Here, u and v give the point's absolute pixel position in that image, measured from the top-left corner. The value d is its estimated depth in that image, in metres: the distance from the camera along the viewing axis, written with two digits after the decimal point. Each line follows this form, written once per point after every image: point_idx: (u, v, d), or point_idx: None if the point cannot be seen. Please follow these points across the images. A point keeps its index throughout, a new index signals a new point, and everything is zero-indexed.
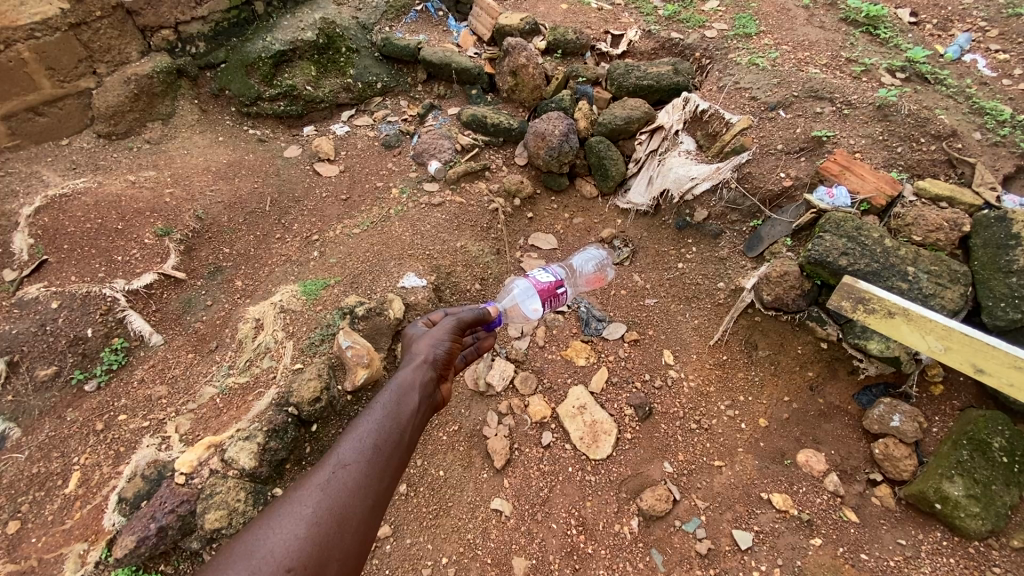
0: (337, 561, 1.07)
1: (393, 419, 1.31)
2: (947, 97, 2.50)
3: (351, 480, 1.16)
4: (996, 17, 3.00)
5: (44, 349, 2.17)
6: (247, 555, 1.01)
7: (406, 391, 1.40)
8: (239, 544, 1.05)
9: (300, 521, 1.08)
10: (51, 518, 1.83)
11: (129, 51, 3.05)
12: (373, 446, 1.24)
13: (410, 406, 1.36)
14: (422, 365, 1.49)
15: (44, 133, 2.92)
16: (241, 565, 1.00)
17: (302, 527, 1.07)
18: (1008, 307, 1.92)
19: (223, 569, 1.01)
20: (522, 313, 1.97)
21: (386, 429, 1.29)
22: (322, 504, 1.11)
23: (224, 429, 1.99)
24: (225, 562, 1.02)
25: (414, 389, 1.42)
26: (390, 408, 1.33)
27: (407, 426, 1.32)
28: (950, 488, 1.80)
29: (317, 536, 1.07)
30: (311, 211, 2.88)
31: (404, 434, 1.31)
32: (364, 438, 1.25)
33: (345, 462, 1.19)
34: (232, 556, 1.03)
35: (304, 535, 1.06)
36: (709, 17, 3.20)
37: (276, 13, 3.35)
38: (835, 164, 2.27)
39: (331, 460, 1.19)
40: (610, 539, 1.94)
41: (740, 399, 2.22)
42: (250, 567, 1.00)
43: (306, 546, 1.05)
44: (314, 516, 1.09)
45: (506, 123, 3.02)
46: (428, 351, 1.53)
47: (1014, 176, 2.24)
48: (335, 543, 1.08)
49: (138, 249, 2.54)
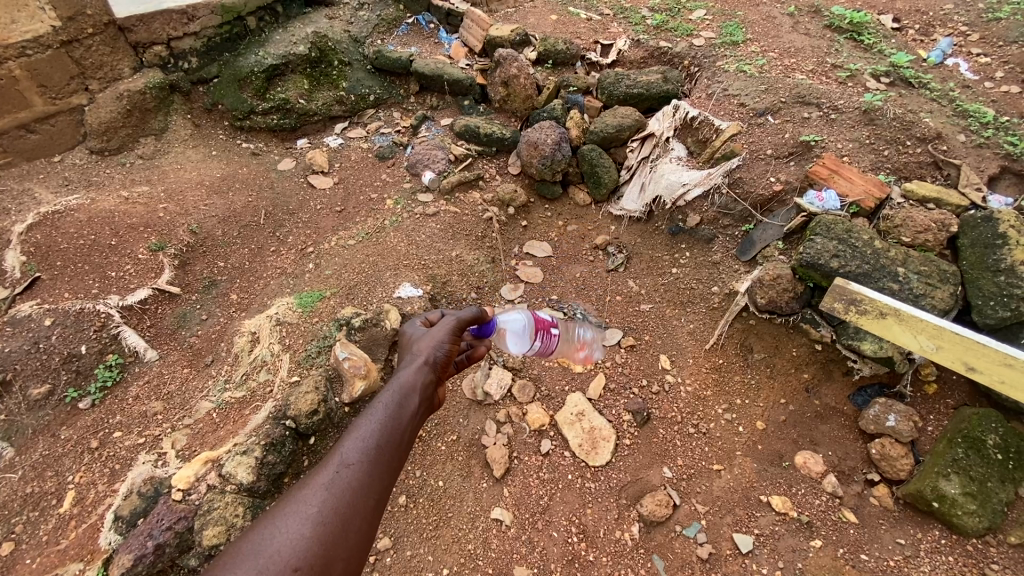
0: (342, 560, 1.06)
1: (395, 418, 1.30)
2: (930, 101, 2.55)
3: (355, 479, 1.15)
4: (977, 21, 3.06)
5: (37, 367, 2.14)
6: (254, 554, 1.01)
7: (407, 389, 1.40)
8: (245, 544, 1.04)
9: (306, 520, 1.07)
10: (45, 539, 1.80)
11: (121, 67, 3.04)
12: (377, 445, 1.23)
13: (412, 405, 1.36)
14: (423, 367, 1.51)
15: (36, 150, 2.90)
16: (248, 565, 0.99)
17: (308, 526, 1.06)
18: (997, 306, 1.95)
19: (230, 569, 1.00)
20: (510, 342, 2.09)
21: (389, 426, 1.28)
22: (327, 503, 1.10)
23: (221, 444, 1.99)
24: (232, 562, 1.01)
25: (416, 389, 1.41)
26: (393, 407, 1.32)
27: (410, 425, 1.32)
28: (946, 486, 1.82)
29: (324, 536, 1.06)
30: (306, 223, 2.89)
31: (407, 433, 1.30)
32: (367, 438, 1.23)
33: (349, 461, 1.17)
34: (239, 555, 1.02)
35: (310, 534, 1.05)
36: (697, 26, 3.25)
37: (269, 29, 3.39)
38: (823, 169, 2.32)
39: (335, 459, 1.17)
40: (611, 547, 1.93)
41: (737, 403, 2.24)
42: (257, 565, 1.00)
43: (312, 545, 1.04)
44: (320, 516, 1.08)
45: (499, 132, 3.05)
46: (429, 352, 1.55)
47: (999, 176, 2.27)
48: (340, 541, 1.07)
49: (132, 265, 2.53)
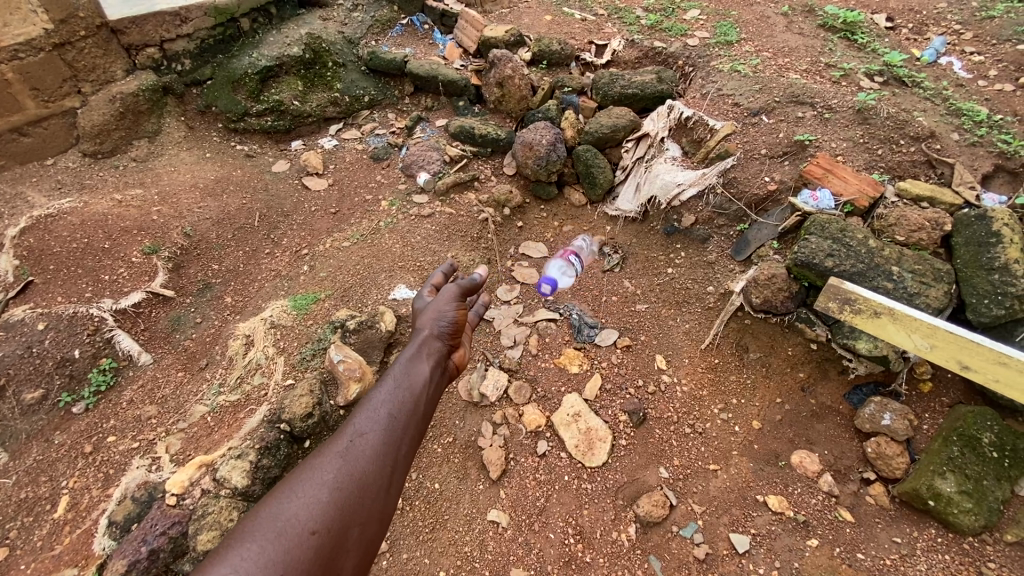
0: (358, 527, 1.05)
1: (406, 390, 1.31)
2: (924, 99, 2.55)
3: (369, 448, 1.15)
4: (970, 20, 3.07)
5: (30, 372, 2.12)
6: (271, 519, 0.98)
7: (416, 363, 1.41)
8: (261, 510, 1.01)
9: (322, 486, 1.05)
10: (39, 545, 1.79)
11: (114, 70, 3.03)
12: (389, 417, 1.23)
13: (422, 377, 1.37)
14: (431, 338, 1.51)
15: (28, 153, 2.88)
16: (265, 529, 0.97)
17: (325, 491, 1.05)
18: (991, 304, 1.96)
19: (246, 535, 0.97)
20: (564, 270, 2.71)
21: (400, 398, 1.28)
22: (342, 470, 1.09)
23: (216, 448, 1.98)
24: (249, 527, 0.98)
25: (425, 360, 1.43)
26: (403, 380, 1.33)
27: (420, 397, 1.32)
28: (942, 485, 1.82)
29: (341, 501, 1.05)
30: (301, 225, 2.88)
31: (418, 403, 1.31)
32: (378, 409, 1.24)
33: (362, 431, 1.18)
34: (256, 519, 1.00)
35: (327, 499, 1.04)
36: (691, 26, 3.25)
37: (262, 30, 3.38)
38: (817, 168, 2.32)
39: (348, 431, 1.18)
40: (608, 548, 1.93)
41: (733, 402, 2.24)
42: (274, 529, 0.97)
43: (330, 510, 1.02)
44: (336, 482, 1.07)
45: (494, 133, 3.04)
46: (433, 324, 1.53)
47: (992, 174, 2.27)
48: (356, 508, 1.06)
49: (125, 268, 2.52)
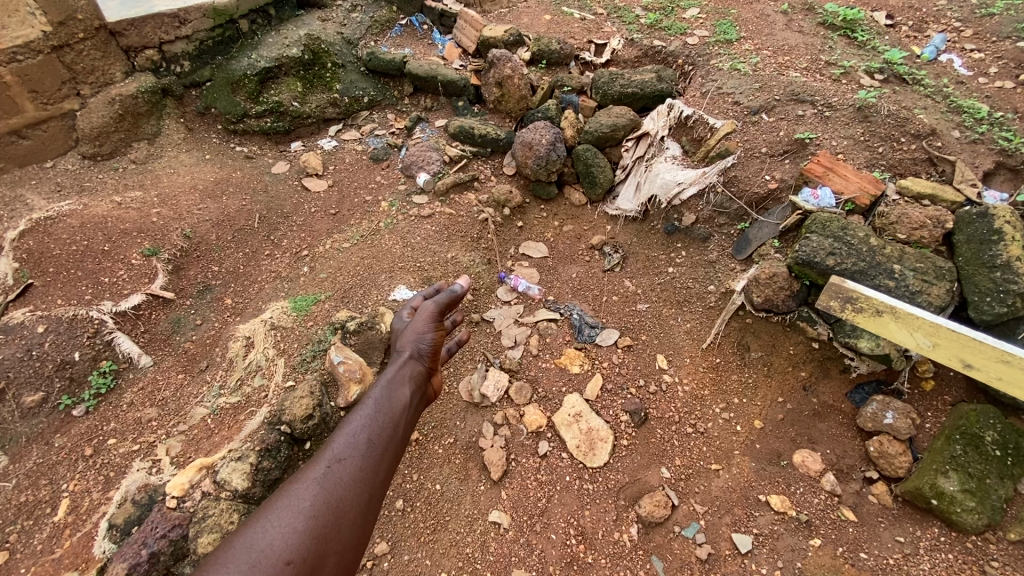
0: (335, 555, 1.04)
1: (384, 414, 1.32)
2: (925, 97, 2.54)
3: (348, 474, 1.14)
4: (970, 17, 3.06)
5: (30, 375, 2.12)
6: (247, 549, 0.97)
7: (396, 386, 1.42)
8: (236, 540, 1.00)
9: (299, 514, 1.05)
10: (39, 548, 1.79)
11: (113, 72, 3.02)
12: (367, 441, 1.24)
13: (401, 400, 1.38)
14: (409, 361, 1.53)
15: (27, 156, 2.88)
16: (240, 559, 0.96)
17: (301, 520, 1.04)
18: (994, 302, 1.95)
19: (221, 566, 0.96)
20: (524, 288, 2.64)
21: (379, 422, 1.29)
22: (320, 497, 1.09)
23: (216, 450, 1.98)
24: (223, 559, 0.97)
25: (404, 383, 1.45)
26: (382, 403, 1.34)
27: (399, 421, 1.33)
28: (944, 483, 1.81)
29: (318, 529, 1.04)
30: (300, 226, 2.88)
31: (397, 427, 1.32)
32: (357, 433, 1.24)
33: (340, 457, 1.17)
34: (231, 551, 0.99)
35: (304, 527, 1.03)
36: (690, 24, 3.24)
37: (262, 31, 3.37)
38: (818, 166, 2.29)
39: (326, 456, 1.17)
40: (610, 548, 1.92)
41: (734, 402, 2.24)
42: (249, 560, 0.96)
43: (306, 539, 1.02)
44: (313, 510, 1.06)
45: (494, 133, 3.04)
46: (414, 346, 1.58)
47: (993, 172, 2.26)
48: (334, 535, 1.05)
49: (125, 270, 2.51)
